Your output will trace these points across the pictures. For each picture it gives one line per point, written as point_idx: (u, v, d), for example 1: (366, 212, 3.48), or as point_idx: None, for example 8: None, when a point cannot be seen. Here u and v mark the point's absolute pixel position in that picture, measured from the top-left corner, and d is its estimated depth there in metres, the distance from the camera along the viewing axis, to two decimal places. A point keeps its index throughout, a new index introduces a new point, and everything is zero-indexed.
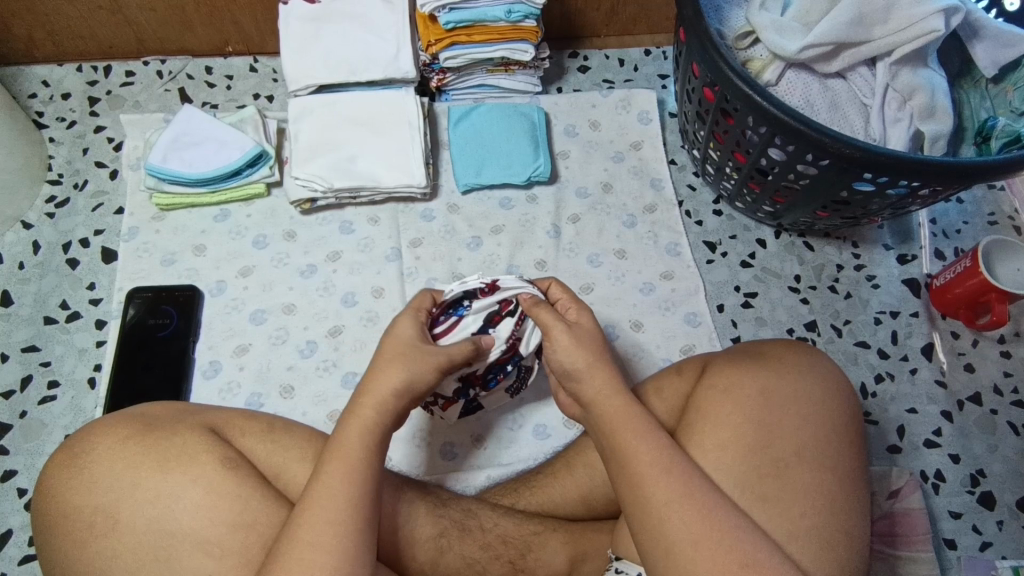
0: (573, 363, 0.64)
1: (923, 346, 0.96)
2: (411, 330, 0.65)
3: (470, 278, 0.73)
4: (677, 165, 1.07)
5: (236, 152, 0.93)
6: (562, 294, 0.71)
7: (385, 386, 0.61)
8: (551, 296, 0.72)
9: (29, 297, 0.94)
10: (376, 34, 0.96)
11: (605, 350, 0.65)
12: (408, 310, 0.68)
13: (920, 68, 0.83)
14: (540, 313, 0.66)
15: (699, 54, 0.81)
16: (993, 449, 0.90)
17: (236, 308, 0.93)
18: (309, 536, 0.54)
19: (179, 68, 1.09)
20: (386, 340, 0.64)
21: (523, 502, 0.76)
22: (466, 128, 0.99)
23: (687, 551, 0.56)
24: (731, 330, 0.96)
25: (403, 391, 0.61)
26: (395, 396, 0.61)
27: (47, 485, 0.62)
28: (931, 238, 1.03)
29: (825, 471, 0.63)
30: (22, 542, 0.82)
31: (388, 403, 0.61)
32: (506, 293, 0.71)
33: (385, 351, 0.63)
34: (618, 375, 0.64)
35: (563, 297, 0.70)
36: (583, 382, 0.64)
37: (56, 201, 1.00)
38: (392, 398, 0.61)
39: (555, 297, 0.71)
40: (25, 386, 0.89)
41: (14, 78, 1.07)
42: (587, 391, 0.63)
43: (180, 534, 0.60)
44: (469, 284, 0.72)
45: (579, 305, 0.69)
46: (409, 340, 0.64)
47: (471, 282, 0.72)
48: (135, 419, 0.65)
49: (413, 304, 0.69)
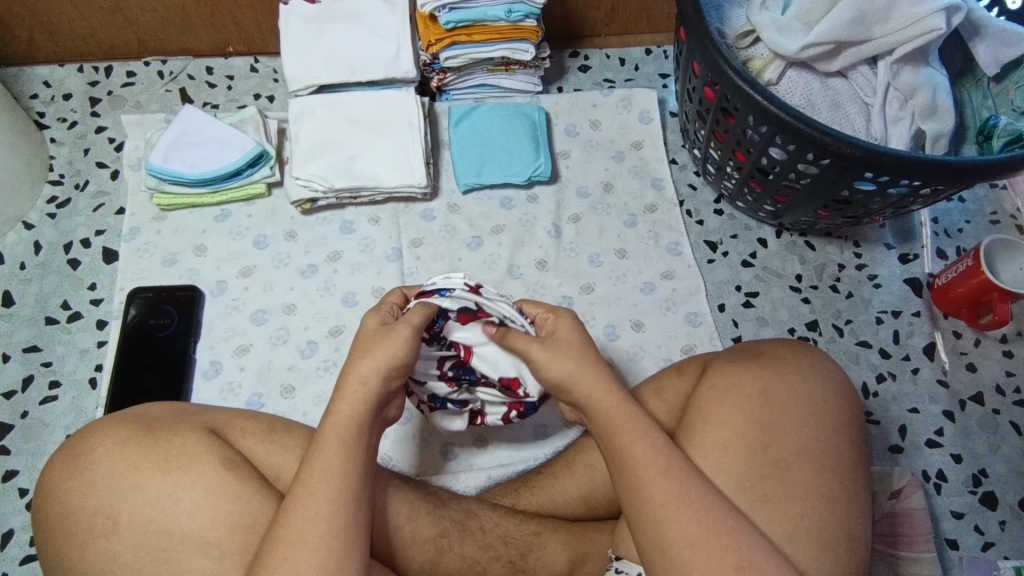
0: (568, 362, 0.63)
1: (925, 345, 0.96)
2: (377, 322, 0.65)
3: (457, 276, 0.71)
4: (678, 165, 1.07)
5: (236, 153, 0.94)
6: (538, 310, 0.69)
7: (351, 377, 0.60)
8: (528, 316, 0.70)
9: (30, 297, 0.94)
10: (376, 34, 0.96)
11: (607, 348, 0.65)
12: (374, 306, 0.67)
13: (921, 67, 0.83)
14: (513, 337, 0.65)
15: (699, 53, 0.81)
16: (995, 448, 0.90)
17: (238, 307, 0.93)
18: (292, 536, 0.54)
19: (180, 68, 1.09)
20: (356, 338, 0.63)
21: (525, 503, 0.76)
22: (467, 128, 0.99)
23: (687, 550, 0.56)
24: (732, 330, 0.96)
25: (371, 376, 0.60)
26: (362, 382, 0.60)
27: (47, 486, 0.62)
28: (933, 237, 1.03)
29: (826, 472, 0.63)
30: (24, 542, 0.82)
31: (358, 392, 0.60)
32: (485, 301, 0.68)
33: (356, 344, 0.63)
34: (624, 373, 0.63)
35: (539, 312, 0.69)
36: (576, 389, 0.63)
37: (58, 201, 1.00)
38: (360, 388, 0.60)
39: (531, 316, 0.70)
40: (27, 386, 0.89)
41: (15, 78, 1.08)
42: (582, 388, 0.62)
43: (181, 535, 0.60)
44: (453, 282, 0.70)
45: (556, 313, 0.68)
46: (376, 328, 0.64)
47: (455, 280, 0.70)
48: (135, 419, 0.65)
49: (381, 302, 0.68)
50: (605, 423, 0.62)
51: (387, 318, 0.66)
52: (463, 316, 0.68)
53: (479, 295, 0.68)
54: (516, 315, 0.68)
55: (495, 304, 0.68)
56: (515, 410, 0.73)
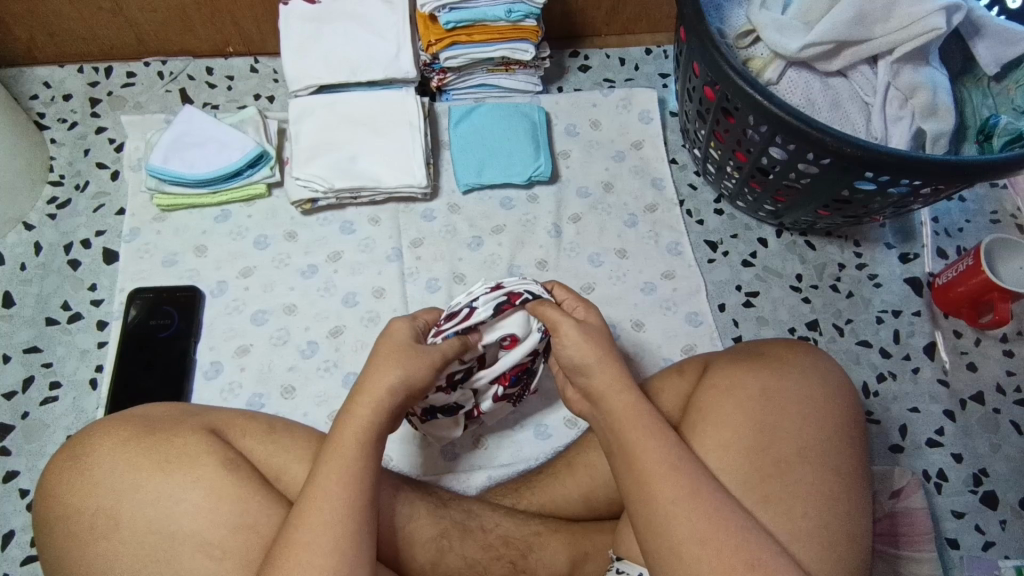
0: (582, 358, 0.63)
1: (926, 345, 0.96)
2: (407, 332, 0.64)
3: (476, 287, 0.70)
4: (678, 164, 1.07)
5: (236, 153, 0.94)
6: (567, 294, 0.70)
7: (378, 384, 0.60)
8: (557, 297, 0.71)
9: (31, 298, 0.94)
10: (376, 34, 0.96)
11: (609, 347, 0.64)
12: (407, 316, 0.67)
13: (922, 66, 0.83)
14: (545, 310, 0.66)
15: (699, 53, 0.81)
16: (996, 448, 0.90)
17: (238, 308, 0.93)
18: (304, 539, 0.54)
19: (179, 69, 1.09)
20: (382, 340, 0.64)
21: (526, 503, 0.76)
22: (468, 128, 0.99)
23: (693, 549, 0.55)
24: (732, 329, 0.96)
25: (395, 389, 0.60)
26: (390, 393, 0.60)
27: (48, 486, 0.62)
28: (934, 237, 1.03)
29: (828, 471, 0.63)
30: (25, 542, 0.82)
31: (382, 402, 0.60)
32: (513, 288, 0.68)
33: (378, 348, 0.63)
34: (626, 372, 0.63)
35: (568, 298, 0.70)
36: (591, 377, 0.63)
37: (58, 202, 1.00)
38: (387, 396, 0.60)
39: (561, 300, 0.70)
40: (28, 387, 0.89)
41: (16, 79, 1.08)
42: None
43: (182, 535, 0.60)
44: (475, 294, 0.69)
45: (586, 304, 0.68)
46: (406, 340, 0.63)
47: (476, 291, 0.69)
48: (136, 420, 0.65)
49: (415, 316, 0.68)
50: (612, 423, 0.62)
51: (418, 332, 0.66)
52: (500, 313, 0.67)
53: (499, 289, 0.68)
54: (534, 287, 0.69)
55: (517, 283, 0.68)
56: (503, 384, 0.74)
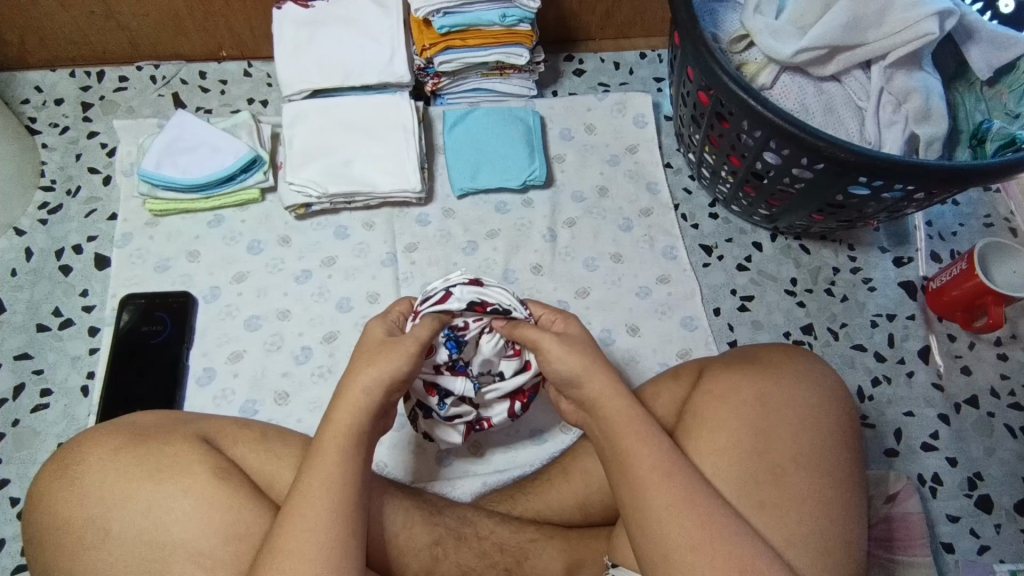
0: (572, 368, 0.63)
1: (920, 348, 0.96)
2: (382, 331, 0.65)
3: (455, 276, 0.70)
4: (673, 168, 1.07)
5: (229, 158, 0.93)
6: (543, 311, 0.70)
7: (362, 390, 0.59)
8: (533, 314, 0.70)
9: (21, 304, 0.93)
10: (370, 37, 0.95)
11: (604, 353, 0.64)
12: (385, 317, 0.67)
13: (915, 71, 0.83)
14: (522, 331, 0.66)
15: (693, 57, 0.81)
16: (990, 451, 0.90)
17: (231, 314, 0.92)
18: (291, 546, 0.53)
19: (173, 73, 1.09)
20: (361, 345, 0.63)
21: (520, 509, 0.76)
22: (463, 132, 0.99)
23: (687, 556, 0.55)
24: (727, 333, 0.96)
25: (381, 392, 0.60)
26: (367, 394, 0.59)
27: (37, 496, 0.62)
28: (927, 241, 1.03)
29: (824, 476, 0.63)
30: (14, 551, 0.81)
31: (370, 406, 0.59)
32: (490, 294, 0.67)
33: (359, 354, 0.62)
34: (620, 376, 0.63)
35: (544, 313, 0.70)
36: (584, 387, 0.63)
37: (49, 207, 0.99)
38: (365, 398, 0.59)
39: (535, 316, 0.70)
40: (18, 395, 0.88)
41: (6, 83, 1.07)
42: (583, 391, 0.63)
43: (172, 545, 0.59)
44: (452, 280, 0.69)
45: (566, 316, 0.68)
46: (380, 339, 0.64)
47: (455, 279, 0.69)
48: (126, 429, 0.64)
49: (389, 310, 0.68)
50: (609, 428, 0.62)
51: (393, 329, 0.66)
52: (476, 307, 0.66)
53: (479, 286, 0.68)
54: (518, 304, 0.68)
55: (500, 297, 0.67)
56: (519, 400, 0.74)
